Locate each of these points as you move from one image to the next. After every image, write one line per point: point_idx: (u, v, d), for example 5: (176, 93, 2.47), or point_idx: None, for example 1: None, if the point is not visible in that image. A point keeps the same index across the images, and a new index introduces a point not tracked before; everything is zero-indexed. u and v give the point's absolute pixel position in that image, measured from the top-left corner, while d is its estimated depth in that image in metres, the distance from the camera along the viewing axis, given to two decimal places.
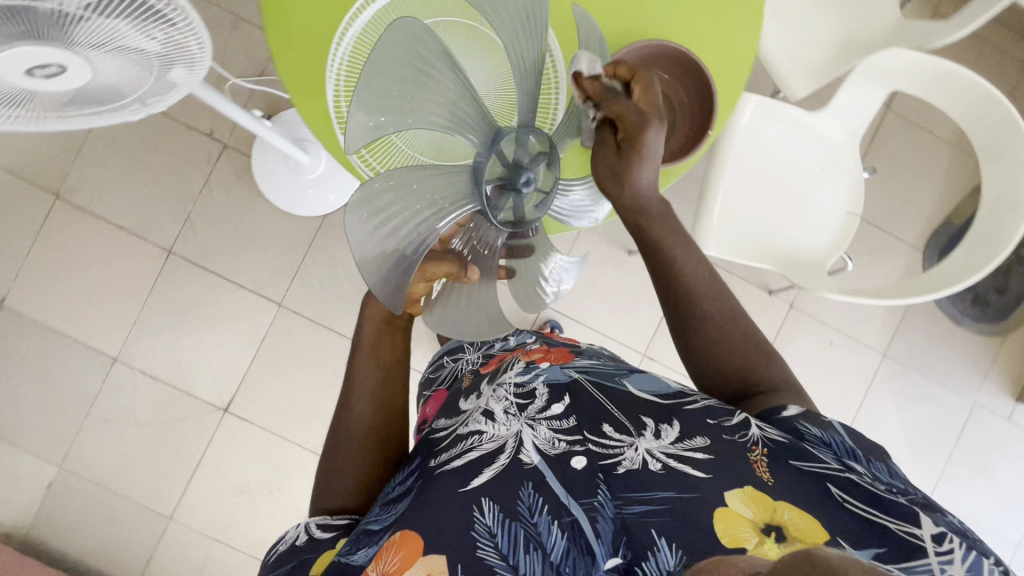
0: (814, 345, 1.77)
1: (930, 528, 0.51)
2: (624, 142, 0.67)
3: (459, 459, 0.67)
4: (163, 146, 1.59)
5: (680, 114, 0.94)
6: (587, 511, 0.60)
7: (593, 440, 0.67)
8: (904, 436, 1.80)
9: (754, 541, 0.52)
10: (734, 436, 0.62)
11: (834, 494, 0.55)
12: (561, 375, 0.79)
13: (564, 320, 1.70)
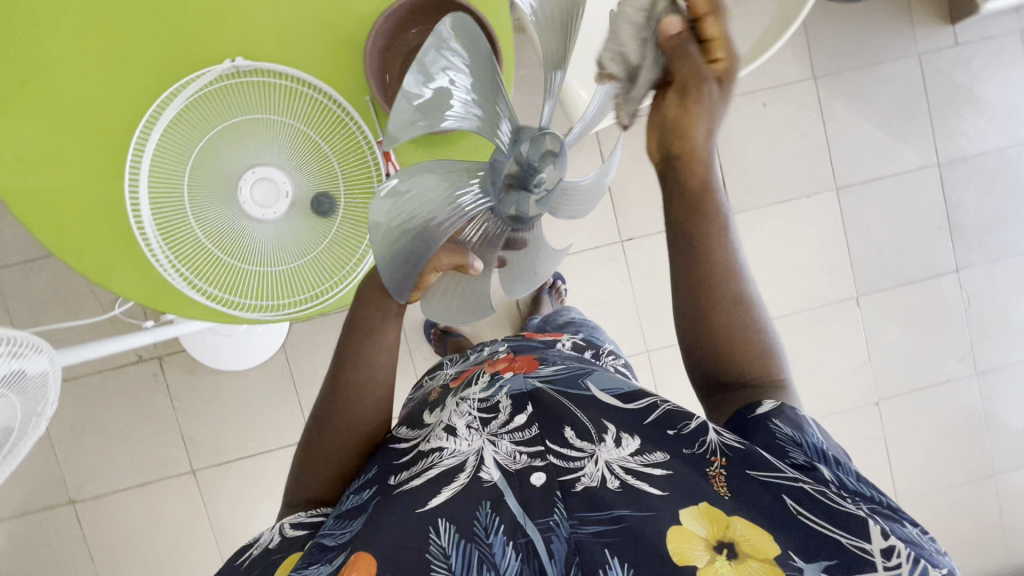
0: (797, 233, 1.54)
1: (880, 540, 0.50)
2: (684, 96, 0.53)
3: (417, 479, 0.65)
4: (109, 405, 1.40)
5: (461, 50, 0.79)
6: (545, 532, 0.58)
7: (553, 452, 0.64)
8: (938, 357, 1.60)
9: (705, 560, 0.53)
10: (694, 449, 0.60)
11: (788, 504, 0.54)
12: (524, 384, 0.74)
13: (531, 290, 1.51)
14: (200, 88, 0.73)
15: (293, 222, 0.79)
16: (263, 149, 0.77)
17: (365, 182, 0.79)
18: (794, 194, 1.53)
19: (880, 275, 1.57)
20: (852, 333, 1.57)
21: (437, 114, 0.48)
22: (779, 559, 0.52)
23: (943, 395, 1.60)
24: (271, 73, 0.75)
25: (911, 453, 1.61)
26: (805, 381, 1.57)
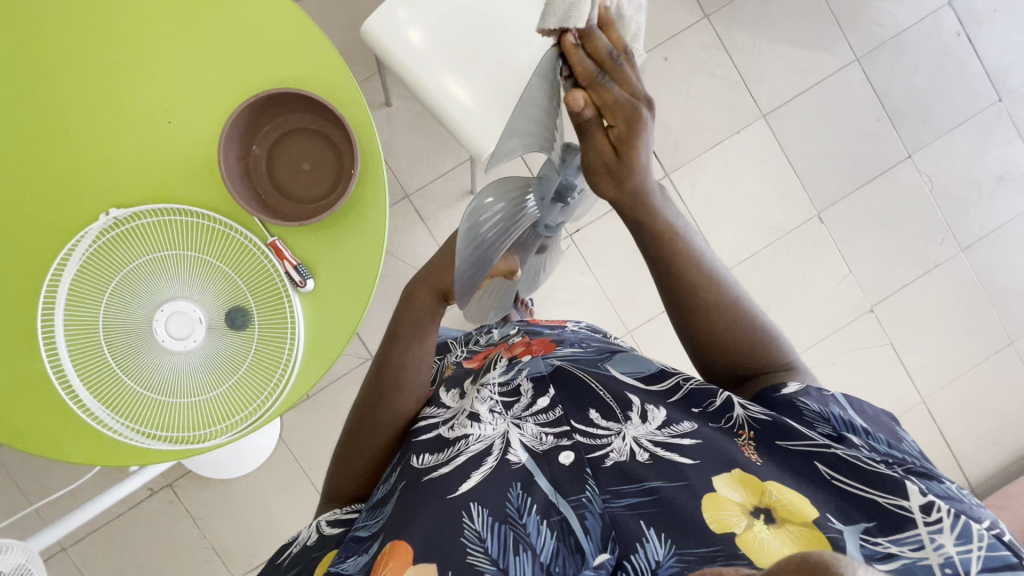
0: (732, 169, 1.52)
1: (919, 496, 0.45)
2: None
3: (445, 466, 0.62)
4: (137, 541, 1.44)
5: (312, 124, 0.80)
6: (577, 508, 0.56)
7: (580, 431, 0.62)
8: (915, 248, 1.56)
9: (743, 525, 0.49)
10: (722, 423, 0.57)
11: (820, 470, 0.51)
12: (544, 365, 0.73)
13: None
14: (87, 249, 0.78)
15: (212, 342, 0.80)
16: (161, 283, 0.79)
17: (272, 289, 0.81)
18: (724, 133, 1.51)
19: (834, 185, 1.54)
20: (826, 250, 1.54)
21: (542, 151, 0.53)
22: (818, 522, 0.47)
23: (935, 281, 1.56)
24: (148, 212, 0.79)
25: (922, 348, 1.57)
26: (794, 310, 1.54)
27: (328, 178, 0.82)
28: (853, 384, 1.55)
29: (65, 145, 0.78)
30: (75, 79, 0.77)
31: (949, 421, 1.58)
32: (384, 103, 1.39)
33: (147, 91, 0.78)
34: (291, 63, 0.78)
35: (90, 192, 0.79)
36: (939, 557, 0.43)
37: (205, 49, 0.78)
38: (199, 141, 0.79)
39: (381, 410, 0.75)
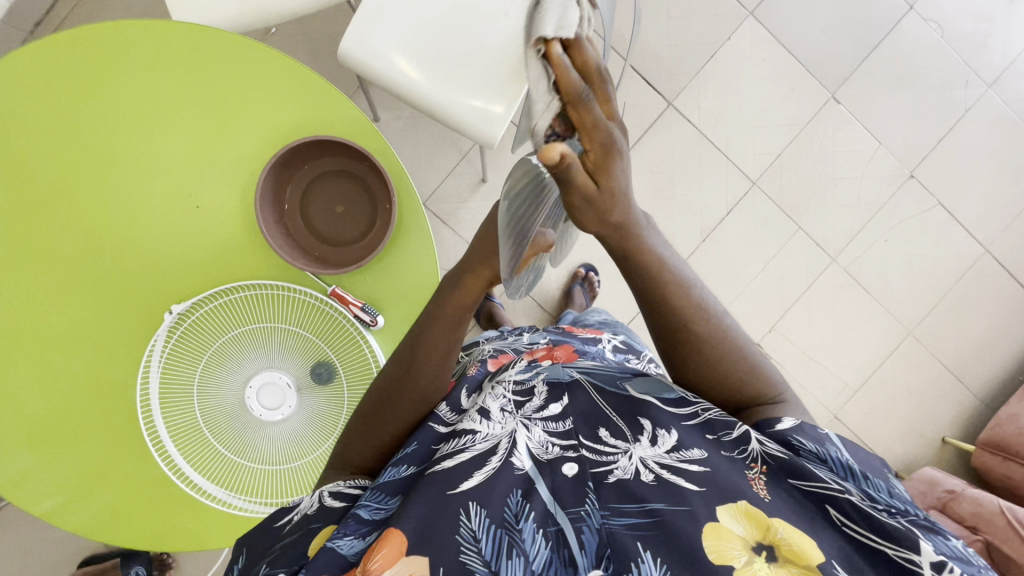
0: (735, 77, 1.46)
1: (932, 553, 0.47)
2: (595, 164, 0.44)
3: (450, 459, 0.63)
4: None
5: (339, 163, 0.80)
6: (574, 522, 0.57)
7: (587, 447, 0.64)
8: (942, 100, 1.49)
9: (743, 560, 0.51)
10: (734, 453, 0.58)
11: (832, 517, 0.52)
12: (563, 374, 0.77)
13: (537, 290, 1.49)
14: (162, 352, 0.78)
15: (307, 402, 0.81)
16: (242, 362, 0.80)
17: (344, 335, 0.81)
18: (717, 43, 1.45)
19: (842, 61, 1.47)
20: (851, 130, 1.49)
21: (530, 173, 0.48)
22: (822, 567, 0.49)
23: (969, 127, 1.50)
24: (208, 297, 0.79)
25: (972, 199, 1.52)
26: (834, 199, 1.50)
27: (364, 214, 0.82)
28: (910, 254, 1.52)
29: (101, 261, 0.79)
30: (99, 194, 0.78)
31: (1018, 262, 1.55)
32: (372, 120, 1.38)
33: (162, 184, 0.79)
34: (299, 112, 0.79)
35: (141, 301, 0.79)
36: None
37: (209, 126, 0.79)
38: (225, 223, 0.80)
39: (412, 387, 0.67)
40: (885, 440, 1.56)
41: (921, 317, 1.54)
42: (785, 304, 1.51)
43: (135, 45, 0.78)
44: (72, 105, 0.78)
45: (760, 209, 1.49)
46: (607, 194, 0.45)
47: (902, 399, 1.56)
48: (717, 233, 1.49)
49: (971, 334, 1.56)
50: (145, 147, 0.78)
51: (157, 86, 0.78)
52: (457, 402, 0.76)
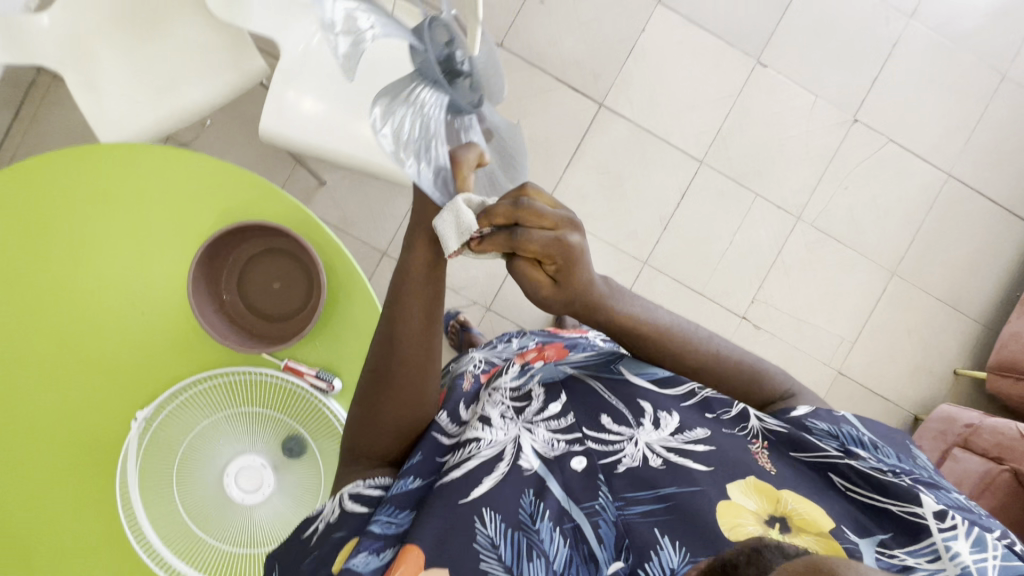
0: (658, 65, 1.48)
1: (933, 504, 0.47)
2: (559, 268, 0.53)
3: (456, 470, 0.53)
4: None
5: (266, 241, 0.83)
6: (590, 516, 0.52)
7: (593, 437, 0.57)
8: (866, 41, 1.50)
9: (759, 534, 0.49)
10: (735, 429, 0.56)
11: (835, 483, 0.52)
12: (557, 371, 0.65)
13: (515, 310, 1.49)
14: (135, 459, 0.79)
15: (285, 476, 0.82)
16: (219, 452, 0.82)
17: (312, 407, 0.82)
18: (631, 38, 1.47)
19: (759, 26, 1.48)
20: (784, 89, 1.49)
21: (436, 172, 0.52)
22: (834, 533, 0.48)
23: (900, 61, 1.51)
24: (170, 397, 0.81)
25: (921, 129, 1.51)
26: (784, 159, 1.50)
27: (299, 282, 0.84)
28: (874, 196, 1.51)
29: (74, 375, 0.81)
30: (50, 316, 0.81)
31: (983, 179, 1.53)
32: (319, 182, 1.41)
33: (117, 289, 0.82)
34: (225, 200, 0.82)
35: (118, 403, 0.82)
36: (957, 567, 0.45)
37: (152, 228, 0.82)
38: (181, 314, 0.83)
39: (394, 405, 0.60)
40: (896, 384, 1.53)
41: (901, 254, 1.52)
42: (761, 271, 1.50)
43: (55, 176, 0.82)
44: (20, 235, 0.81)
45: (714, 185, 1.49)
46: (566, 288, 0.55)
47: (903, 339, 1.53)
48: (677, 217, 1.49)
49: (956, 260, 1.53)
50: (86, 266, 0.82)
51: (83, 204, 0.82)
52: (456, 412, 0.65)
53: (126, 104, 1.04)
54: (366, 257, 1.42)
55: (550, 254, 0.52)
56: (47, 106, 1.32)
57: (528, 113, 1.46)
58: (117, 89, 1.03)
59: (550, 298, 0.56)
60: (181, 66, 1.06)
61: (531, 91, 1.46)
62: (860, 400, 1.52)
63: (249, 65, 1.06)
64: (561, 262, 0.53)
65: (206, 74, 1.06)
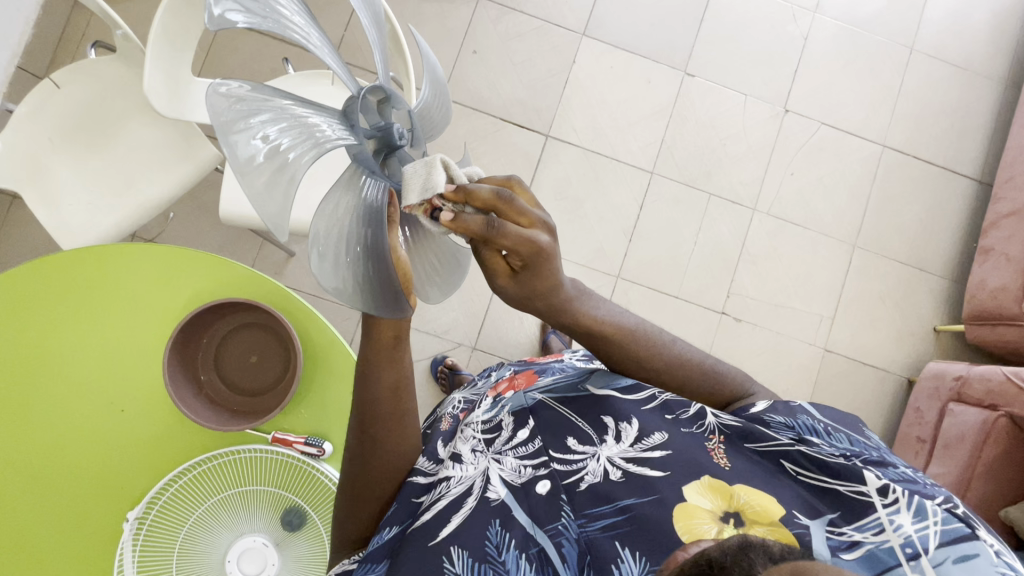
0: (594, 91, 1.56)
1: (875, 480, 0.47)
2: (528, 267, 0.53)
3: (427, 512, 0.54)
4: None
5: (240, 315, 0.83)
6: (553, 538, 0.51)
7: (558, 458, 0.56)
8: (780, 38, 1.61)
9: (714, 532, 0.48)
10: (694, 428, 0.55)
11: (786, 468, 0.51)
12: (526, 397, 0.64)
13: (500, 345, 1.50)
14: (131, 561, 0.77)
15: (289, 554, 0.79)
16: (218, 538, 0.80)
17: (304, 477, 0.81)
18: (565, 70, 1.56)
19: (680, 41, 1.58)
20: (715, 94, 1.58)
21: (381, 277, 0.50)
22: (785, 519, 0.47)
23: (815, 52, 1.61)
24: (159, 491, 0.79)
25: (849, 109, 1.61)
26: (729, 157, 1.57)
27: (276, 351, 0.84)
28: (820, 176, 1.58)
29: (51, 488, 0.79)
30: (22, 432, 0.80)
31: (916, 145, 1.62)
32: (288, 255, 1.43)
33: (87, 391, 0.82)
34: (194, 283, 0.84)
35: (98, 512, 0.80)
36: (900, 538, 0.44)
37: (117, 326, 0.83)
38: (153, 408, 0.82)
39: (377, 467, 0.59)
40: (882, 351, 1.55)
41: (858, 227, 1.58)
42: (730, 265, 1.54)
43: (20, 293, 0.82)
44: None
45: (669, 192, 1.55)
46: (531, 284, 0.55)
47: (879, 307, 1.56)
48: (639, 228, 1.53)
49: (910, 224, 1.60)
50: (60, 374, 0.82)
51: (44, 314, 0.82)
52: (434, 452, 0.64)
53: (85, 211, 1.06)
54: (346, 318, 1.43)
55: (520, 251, 0.51)
56: (10, 225, 1.34)
57: (480, 154, 1.51)
58: (74, 198, 1.05)
59: (508, 290, 0.55)
60: (137, 167, 1.09)
61: (479, 134, 1.52)
62: (851, 373, 1.54)
63: (202, 153, 1.10)
64: (532, 262, 0.52)
65: (162, 170, 1.10)
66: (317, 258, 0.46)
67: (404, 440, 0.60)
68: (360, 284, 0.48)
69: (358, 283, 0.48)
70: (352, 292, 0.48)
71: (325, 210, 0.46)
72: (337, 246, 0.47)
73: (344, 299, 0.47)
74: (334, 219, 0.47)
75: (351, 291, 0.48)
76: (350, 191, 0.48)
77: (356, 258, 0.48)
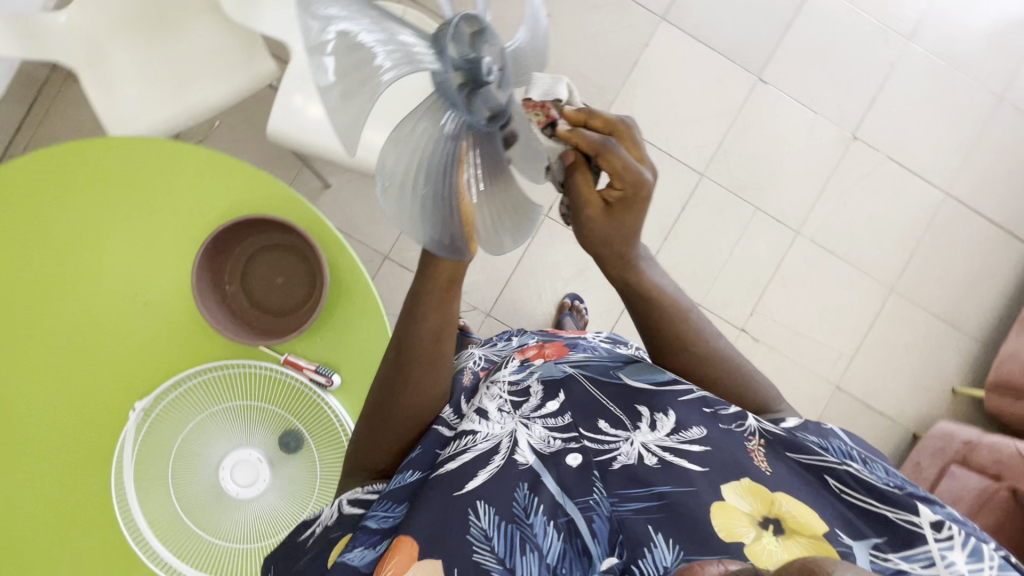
0: (661, 79, 1.51)
1: (930, 513, 0.45)
2: (622, 197, 0.56)
3: (451, 462, 0.53)
4: None
5: (274, 235, 0.84)
6: (584, 511, 0.50)
7: (589, 436, 0.56)
8: (864, 60, 1.53)
9: (751, 536, 0.46)
10: (732, 426, 0.54)
11: (830, 485, 0.49)
12: (556, 369, 0.65)
13: (514, 316, 1.50)
14: (132, 448, 0.79)
15: (282, 472, 0.81)
16: (215, 444, 0.82)
17: (310, 403, 0.82)
18: (636, 52, 1.50)
19: (761, 44, 1.52)
20: (785, 106, 1.52)
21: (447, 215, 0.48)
22: (828, 536, 0.46)
23: (898, 81, 1.53)
24: (168, 389, 0.81)
25: (920, 149, 1.54)
26: (784, 175, 1.52)
27: (302, 278, 0.85)
28: (873, 213, 1.53)
29: (71, 366, 0.82)
30: (48, 306, 0.82)
31: (980, 200, 1.55)
32: (324, 186, 1.42)
33: (119, 282, 0.83)
34: (233, 192, 0.84)
35: (112, 397, 0.82)
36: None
37: (155, 226, 0.83)
38: (176, 310, 0.83)
39: (402, 406, 0.60)
40: (894, 400, 1.52)
41: (900, 271, 1.53)
42: (760, 284, 1.51)
43: (70, 170, 0.83)
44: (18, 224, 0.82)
45: (714, 198, 1.51)
46: (619, 218, 0.57)
47: (901, 356, 1.53)
48: (677, 228, 1.50)
49: (954, 278, 1.54)
50: (93, 258, 0.83)
51: (87, 197, 0.83)
52: (458, 406, 0.63)
53: (137, 100, 1.06)
54: (368, 260, 1.43)
55: (622, 177, 0.54)
56: (58, 104, 1.36)
57: None
58: (128, 85, 1.05)
59: (596, 224, 0.58)
60: (194, 66, 1.08)
61: None
62: (858, 415, 1.51)
63: (261, 69, 1.07)
64: (628, 191, 0.55)
65: (221, 77, 1.07)
66: (384, 188, 0.44)
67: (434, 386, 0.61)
68: (427, 219, 0.47)
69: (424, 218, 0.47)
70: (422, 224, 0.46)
71: (398, 140, 0.43)
72: (409, 177, 0.45)
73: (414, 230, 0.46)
74: (409, 147, 0.44)
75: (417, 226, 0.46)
76: (426, 123, 0.45)
77: (422, 191, 0.46)
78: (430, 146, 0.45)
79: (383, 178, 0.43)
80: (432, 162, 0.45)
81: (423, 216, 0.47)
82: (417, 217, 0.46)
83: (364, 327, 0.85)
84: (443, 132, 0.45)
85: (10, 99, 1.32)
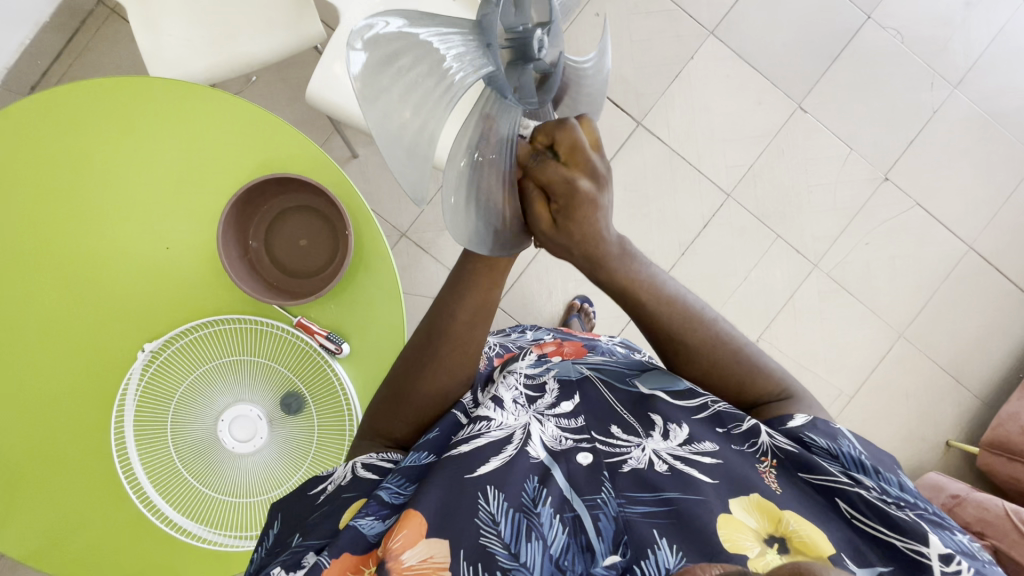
0: (702, 93, 1.50)
1: (940, 545, 0.44)
2: (564, 210, 0.49)
3: (463, 445, 0.54)
4: None
5: (308, 198, 0.85)
6: (590, 509, 0.51)
7: (601, 439, 0.57)
8: (907, 102, 1.52)
9: (755, 551, 0.46)
10: (745, 446, 0.54)
11: (840, 508, 0.49)
12: (572, 370, 0.67)
13: (522, 310, 1.50)
14: (136, 387, 0.80)
15: (278, 433, 0.81)
16: (215, 396, 0.82)
17: (315, 367, 0.83)
18: (680, 63, 1.49)
19: (806, 72, 1.50)
20: (820, 137, 1.51)
21: (502, 215, 0.50)
22: (833, 558, 0.45)
23: (937, 128, 1.52)
24: (178, 334, 0.82)
25: (949, 198, 1.53)
26: (810, 207, 1.51)
27: (328, 245, 0.86)
28: (893, 256, 1.52)
29: (87, 299, 0.82)
30: (72, 236, 0.82)
31: (1002, 257, 1.54)
32: (351, 155, 1.42)
33: (142, 225, 0.83)
34: (266, 151, 0.83)
35: (123, 334, 0.83)
36: None
37: (188, 172, 0.83)
38: (197, 258, 0.84)
39: (423, 386, 0.61)
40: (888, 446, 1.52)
41: (911, 318, 1.53)
42: (771, 311, 1.50)
43: (110, 103, 0.83)
44: (53, 152, 0.82)
45: (737, 220, 1.50)
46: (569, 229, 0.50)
47: (901, 402, 1.53)
48: (696, 244, 1.50)
49: (964, 332, 1.54)
50: (122, 195, 0.83)
51: (122, 133, 0.83)
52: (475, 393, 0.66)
53: (181, 45, 1.05)
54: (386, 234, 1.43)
55: (557, 186, 0.48)
56: (98, 40, 1.37)
57: None
58: (175, 29, 1.05)
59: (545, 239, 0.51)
60: (241, 18, 1.07)
61: None
62: None
63: (309, 29, 1.07)
64: (568, 202, 0.49)
65: (267, 32, 1.07)
66: (447, 212, 0.46)
67: (458, 370, 0.61)
68: (486, 225, 0.49)
69: (483, 226, 0.49)
70: (481, 230, 0.49)
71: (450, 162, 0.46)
72: (467, 191, 0.47)
73: (476, 237, 0.49)
74: (460, 166, 0.46)
75: (478, 234, 0.49)
76: (473, 135, 0.46)
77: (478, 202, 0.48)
78: (480, 159, 0.46)
79: (446, 202, 0.46)
80: (484, 172, 0.47)
81: (482, 224, 0.49)
82: (477, 228, 0.49)
83: (384, 299, 0.84)
84: (486, 140, 0.46)
85: (52, 26, 1.31)
